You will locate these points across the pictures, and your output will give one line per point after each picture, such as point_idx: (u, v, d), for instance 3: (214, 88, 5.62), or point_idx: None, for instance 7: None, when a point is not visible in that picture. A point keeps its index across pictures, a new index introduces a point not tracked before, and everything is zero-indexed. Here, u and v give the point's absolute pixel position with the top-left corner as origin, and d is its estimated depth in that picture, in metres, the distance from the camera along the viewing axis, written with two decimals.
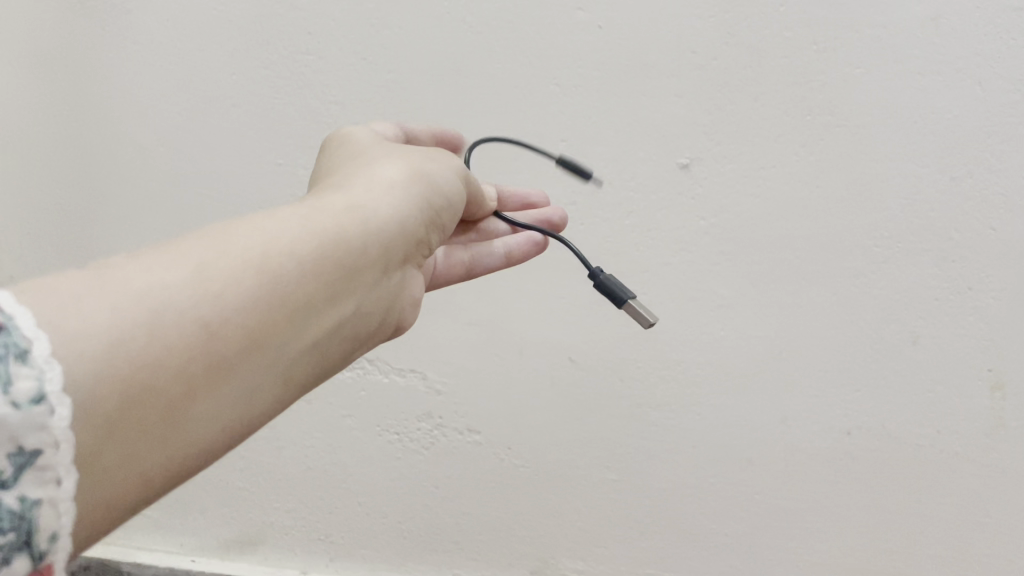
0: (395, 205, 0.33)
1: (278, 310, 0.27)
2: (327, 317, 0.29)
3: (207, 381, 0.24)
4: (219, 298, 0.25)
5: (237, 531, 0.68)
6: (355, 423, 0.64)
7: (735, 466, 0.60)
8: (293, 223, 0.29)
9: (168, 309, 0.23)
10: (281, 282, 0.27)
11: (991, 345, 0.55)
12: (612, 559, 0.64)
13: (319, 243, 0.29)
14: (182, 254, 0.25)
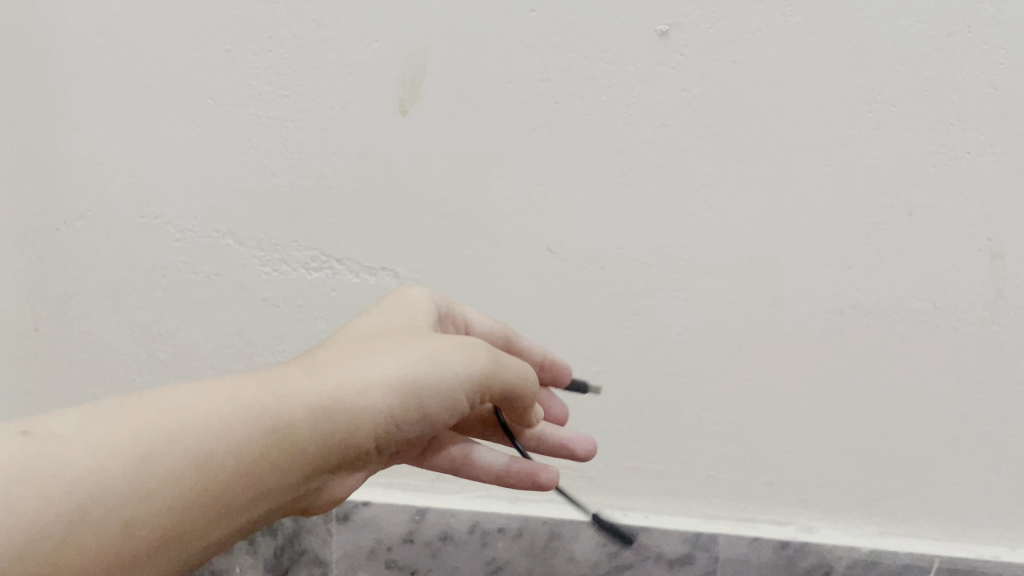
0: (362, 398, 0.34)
1: (198, 504, 0.29)
2: (236, 516, 0.32)
3: (104, 566, 0.27)
4: (147, 490, 0.28)
5: None
6: (326, 324, 0.60)
7: (723, 352, 0.57)
8: (252, 412, 0.31)
9: (95, 491, 0.27)
10: (210, 476, 0.30)
11: (990, 211, 0.52)
12: (600, 455, 0.61)
13: (261, 447, 0.31)
14: (143, 430, 0.29)
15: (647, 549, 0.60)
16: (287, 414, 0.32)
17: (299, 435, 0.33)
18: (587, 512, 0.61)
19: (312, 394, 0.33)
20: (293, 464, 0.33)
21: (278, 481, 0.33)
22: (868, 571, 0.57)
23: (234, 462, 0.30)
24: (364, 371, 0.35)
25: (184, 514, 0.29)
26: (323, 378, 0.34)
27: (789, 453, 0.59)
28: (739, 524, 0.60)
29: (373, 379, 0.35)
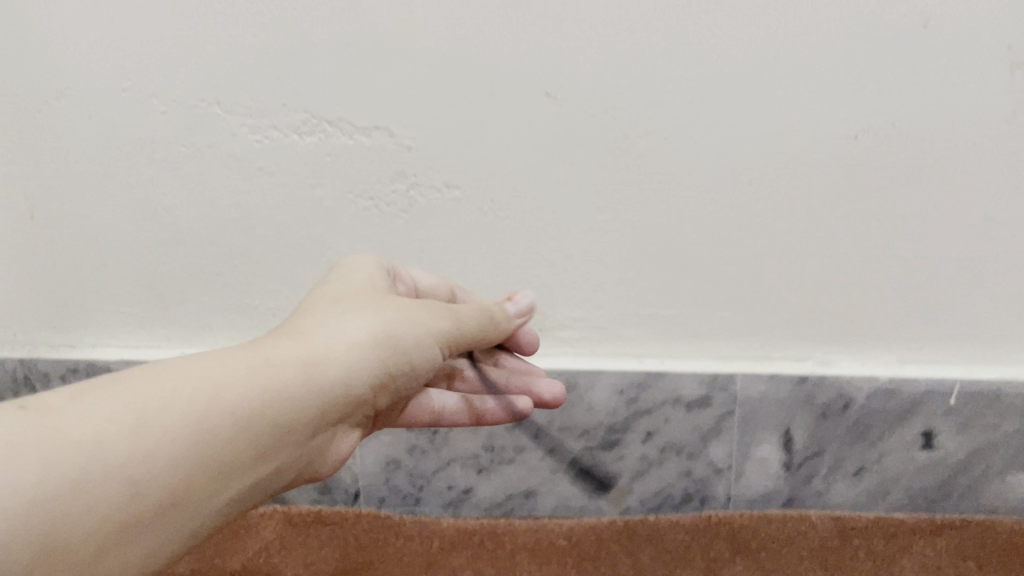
0: (347, 368, 0.36)
1: (208, 469, 0.29)
2: (237, 482, 0.31)
3: (112, 538, 0.25)
4: (150, 456, 0.27)
5: (219, 321, 0.63)
6: (325, 192, 0.58)
7: (733, 189, 0.55)
8: (246, 375, 0.31)
9: (112, 468, 0.25)
10: (211, 439, 0.29)
11: (1010, 15, 0.49)
12: (612, 304, 0.60)
13: (258, 409, 0.31)
14: (149, 402, 0.28)
15: (664, 394, 0.60)
16: (275, 372, 0.32)
17: (291, 403, 0.33)
18: (601, 361, 0.61)
19: (296, 352, 0.34)
20: (286, 421, 0.33)
21: (276, 441, 0.32)
22: (888, 400, 0.57)
23: (236, 422, 0.30)
24: (342, 339, 0.36)
25: (189, 480, 0.28)
26: (305, 340, 0.35)
27: (805, 290, 0.57)
28: (755, 363, 0.59)
29: (349, 339, 0.37)
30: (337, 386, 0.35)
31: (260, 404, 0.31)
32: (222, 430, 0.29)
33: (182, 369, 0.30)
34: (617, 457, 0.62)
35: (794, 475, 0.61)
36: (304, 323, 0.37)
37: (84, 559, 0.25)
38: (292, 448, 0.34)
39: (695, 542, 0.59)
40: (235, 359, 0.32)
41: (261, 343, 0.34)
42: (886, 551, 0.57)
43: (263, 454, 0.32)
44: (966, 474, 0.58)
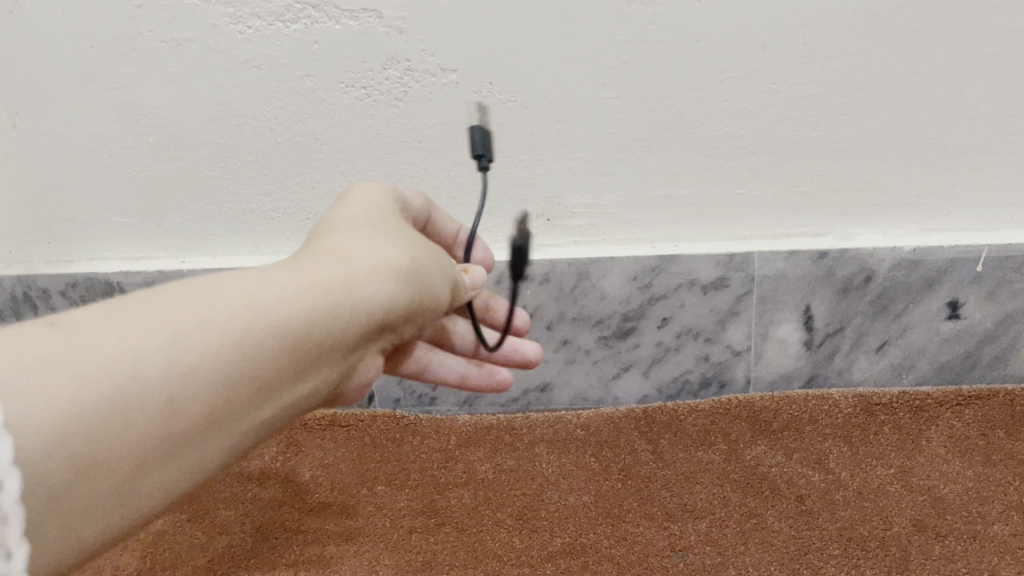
0: (384, 290, 0.32)
1: (246, 390, 0.27)
2: (274, 400, 0.28)
3: (145, 458, 0.24)
4: (185, 375, 0.25)
5: (218, 228, 0.60)
6: (315, 84, 0.54)
7: (747, 56, 0.51)
8: (289, 296, 0.28)
9: (142, 396, 0.24)
10: (250, 358, 0.27)
11: None
12: (622, 188, 0.57)
13: (299, 329, 0.28)
14: (191, 319, 0.26)
15: (678, 278, 0.58)
16: (312, 293, 0.29)
17: (334, 319, 0.30)
18: (612, 248, 0.59)
19: (341, 272, 0.30)
20: (328, 342, 0.30)
21: (319, 359, 0.30)
22: (912, 271, 0.55)
23: (280, 347, 0.28)
24: (375, 256, 0.32)
25: (225, 399, 0.26)
26: (344, 257, 0.31)
27: (826, 161, 0.54)
28: (772, 241, 0.57)
29: (392, 262, 0.32)
30: (382, 305, 0.32)
31: (301, 323, 0.28)
32: (261, 348, 0.27)
33: (221, 286, 0.28)
34: (632, 346, 0.61)
35: (816, 352, 0.60)
36: (335, 238, 0.33)
37: (115, 481, 0.24)
38: (336, 364, 0.31)
39: (715, 426, 0.58)
40: (270, 275, 0.29)
41: (298, 261, 0.31)
42: (912, 424, 0.56)
43: (304, 370, 0.29)
44: (992, 343, 0.58)
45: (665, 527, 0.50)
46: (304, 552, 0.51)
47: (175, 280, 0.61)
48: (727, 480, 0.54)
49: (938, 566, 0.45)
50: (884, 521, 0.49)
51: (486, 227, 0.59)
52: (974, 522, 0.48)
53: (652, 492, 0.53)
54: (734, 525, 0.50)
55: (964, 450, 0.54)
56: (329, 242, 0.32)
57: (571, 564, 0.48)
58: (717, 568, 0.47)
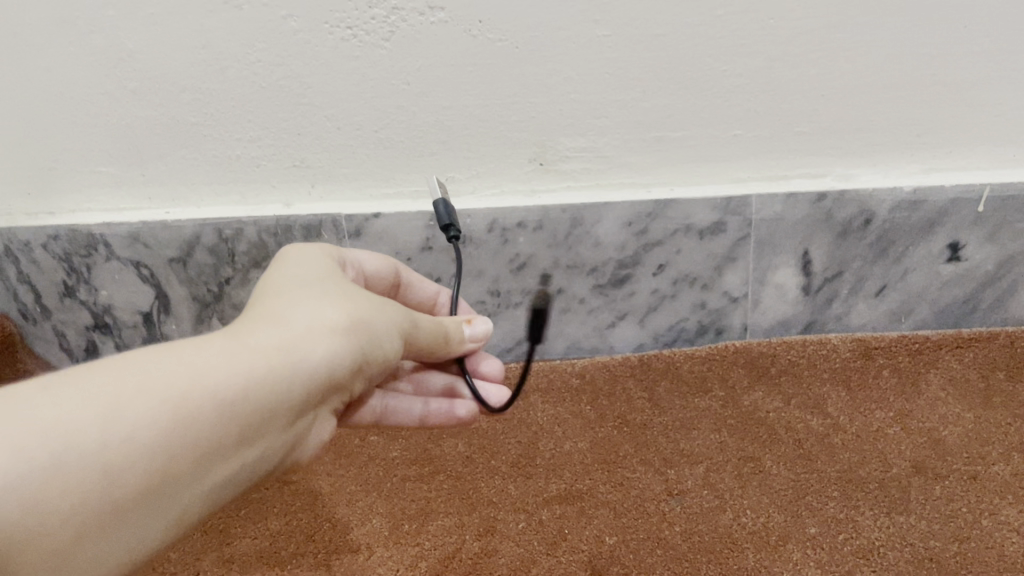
0: (324, 353, 0.32)
1: (184, 459, 0.27)
2: (220, 467, 0.29)
3: (82, 526, 0.25)
4: (123, 445, 0.26)
5: (203, 176, 0.58)
6: (298, 25, 0.51)
7: None
8: (226, 366, 0.29)
9: (69, 465, 0.24)
10: (191, 425, 0.27)
11: None
12: (619, 131, 0.54)
13: (241, 397, 0.29)
14: (123, 388, 0.26)
15: (675, 224, 0.56)
16: (251, 360, 0.30)
17: (273, 386, 0.30)
18: (608, 193, 0.57)
19: (278, 337, 0.31)
20: (268, 408, 0.30)
21: (259, 426, 0.30)
22: (912, 212, 0.54)
23: (217, 416, 0.28)
24: (317, 321, 0.33)
25: (167, 467, 0.27)
26: (287, 321, 0.32)
27: (828, 100, 0.52)
28: (771, 183, 0.56)
29: (333, 322, 0.33)
30: (326, 367, 0.32)
31: (236, 390, 0.29)
32: (202, 413, 0.28)
33: (161, 356, 0.28)
34: (627, 294, 0.60)
35: (814, 298, 0.59)
36: (279, 301, 0.34)
37: (54, 548, 0.25)
38: (279, 431, 0.32)
39: (712, 372, 0.57)
40: (209, 343, 0.30)
41: (240, 327, 0.32)
42: (911, 367, 0.56)
43: (248, 438, 0.30)
44: (992, 287, 0.57)
45: (662, 472, 0.50)
46: (297, 503, 0.50)
47: (160, 231, 0.59)
48: (724, 425, 0.53)
49: (939, 506, 0.45)
50: (883, 463, 0.48)
51: (477, 172, 0.57)
52: (974, 463, 0.48)
53: (649, 438, 0.53)
54: (732, 469, 0.49)
55: (964, 392, 0.53)
56: (275, 307, 0.33)
57: (568, 509, 0.48)
58: (715, 512, 0.46)
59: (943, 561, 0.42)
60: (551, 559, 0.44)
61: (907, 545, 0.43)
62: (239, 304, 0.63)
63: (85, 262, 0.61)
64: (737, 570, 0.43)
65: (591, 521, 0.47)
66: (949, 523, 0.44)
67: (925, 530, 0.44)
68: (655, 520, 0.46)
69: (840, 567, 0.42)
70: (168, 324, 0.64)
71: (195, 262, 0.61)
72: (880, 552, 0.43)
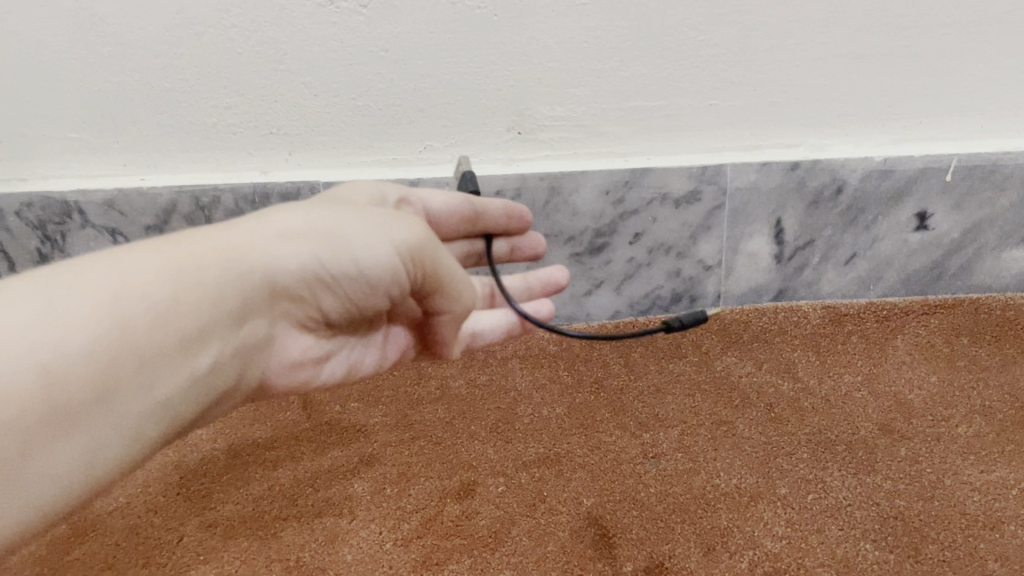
0: (274, 258, 0.32)
1: (128, 361, 0.28)
2: (168, 375, 0.30)
3: (38, 429, 0.27)
4: (58, 348, 0.27)
5: (179, 144, 0.58)
6: None
7: None
8: (157, 272, 0.30)
9: (8, 370, 0.26)
10: (141, 328, 0.29)
11: None
12: (595, 100, 0.55)
13: (178, 300, 0.30)
14: (69, 297, 0.28)
15: (651, 192, 0.57)
16: (202, 269, 0.30)
17: (215, 293, 0.30)
18: (585, 163, 0.57)
19: (222, 243, 0.31)
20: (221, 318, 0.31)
21: (204, 332, 0.31)
22: (882, 181, 0.56)
23: (150, 318, 0.29)
24: (266, 229, 0.33)
25: (118, 371, 0.28)
26: (235, 229, 0.32)
27: (803, 69, 0.53)
28: (745, 153, 0.57)
29: (273, 234, 0.32)
30: (266, 274, 0.32)
31: (170, 295, 0.29)
32: (135, 315, 0.29)
33: (95, 267, 0.29)
34: (604, 262, 0.61)
35: (785, 266, 0.60)
36: (235, 220, 0.34)
37: (7, 462, 0.26)
38: (238, 344, 0.33)
39: (686, 339, 0.59)
40: (151, 250, 0.31)
41: (199, 237, 0.32)
42: (879, 332, 0.57)
43: (203, 347, 0.31)
44: (958, 255, 0.59)
45: (638, 435, 0.51)
46: (279, 468, 0.50)
47: (136, 199, 0.59)
48: (699, 390, 0.54)
49: (904, 466, 0.47)
50: (851, 426, 0.50)
51: (455, 141, 0.57)
52: (938, 425, 0.49)
53: (625, 403, 0.54)
54: (704, 432, 0.51)
55: (929, 357, 0.55)
56: (230, 222, 0.34)
57: (546, 473, 0.49)
58: (688, 473, 0.48)
59: (907, 519, 0.44)
60: (530, 520, 0.45)
61: (872, 505, 0.45)
62: None
63: (60, 230, 0.61)
64: (709, 529, 0.44)
65: (569, 483, 0.48)
66: (914, 483, 0.46)
67: (891, 490, 0.45)
68: (631, 481, 0.48)
69: (809, 524, 0.44)
70: None
71: (171, 230, 0.60)
72: (848, 510, 0.44)
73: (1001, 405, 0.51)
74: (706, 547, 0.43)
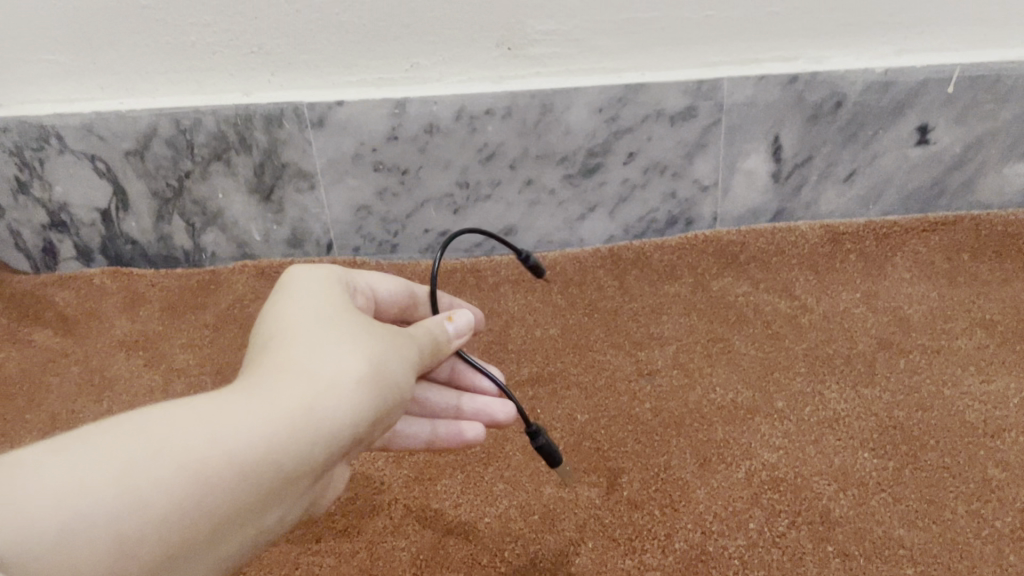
0: (355, 405, 0.27)
1: (202, 532, 0.24)
2: (237, 537, 0.25)
3: None
4: (142, 518, 0.22)
5: (157, 66, 0.56)
6: None
7: None
8: (244, 427, 0.25)
9: (79, 542, 0.21)
10: (207, 496, 0.24)
11: None
12: (587, 13, 0.53)
13: (263, 459, 0.25)
14: (157, 460, 0.23)
15: (645, 109, 0.55)
16: (274, 423, 0.25)
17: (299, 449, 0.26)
18: (577, 79, 0.55)
19: (304, 390, 0.27)
20: (286, 474, 0.26)
21: (282, 490, 0.26)
22: (883, 94, 0.54)
23: (235, 485, 0.24)
24: (348, 366, 0.28)
25: (178, 545, 0.23)
26: (314, 366, 0.27)
27: None
28: (743, 66, 0.55)
29: (353, 373, 0.28)
30: (349, 426, 0.27)
31: (259, 460, 0.25)
32: (223, 481, 0.24)
33: (175, 416, 0.25)
34: (598, 184, 0.59)
35: (783, 186, 0.59)
36: (297, 344, 0.28)
37: None
38: (295, 500, 0.27)
39: (682, 261, 0.57)
40: (228, 397, 0.26)
41: (254, 381, 0.27)
42: (878, 251, 0.56)
43: (266, 503, 0.26)
44: (960, 170, 0.57)
45: (632, 354, 0.50)
46: None
47: (114, 122, 0.57)
48: (694, 309, 0.53)
49: (903, 378, 0.46)
50: (849, 341, 0.49)
51: (442, 58, 0.55)
52: (938, 338, 0.49)
53: (619, 324, 0.53)
54: (701, 349, 0.50)
55: (929, 273, 0.54)
56: (288, 346, 0.28)
57: (540, 391, 0.48)
58: (685, 389, 0.47)
59: (906, 428, 0.43)
60: (524, 437, 0.45)
61: (871, 415, 0.44)
62: (199, 200, 0.61)
63: (37, 157, 0.59)
64: (705, 441, 0.43)
65: (563, 401, 0.47)
66: (913, 393, 0.45)
67: (891, 401, 0.45)
68: (626, 398, 0.47)
69: (807, 435, 0.43)
70: (127, 221, 0.62)
71: (153, 155, 0.59)
72: (847, 421, 0.44)
73: (1002, 317, 0.50)
74: (702, 459, 0.42)
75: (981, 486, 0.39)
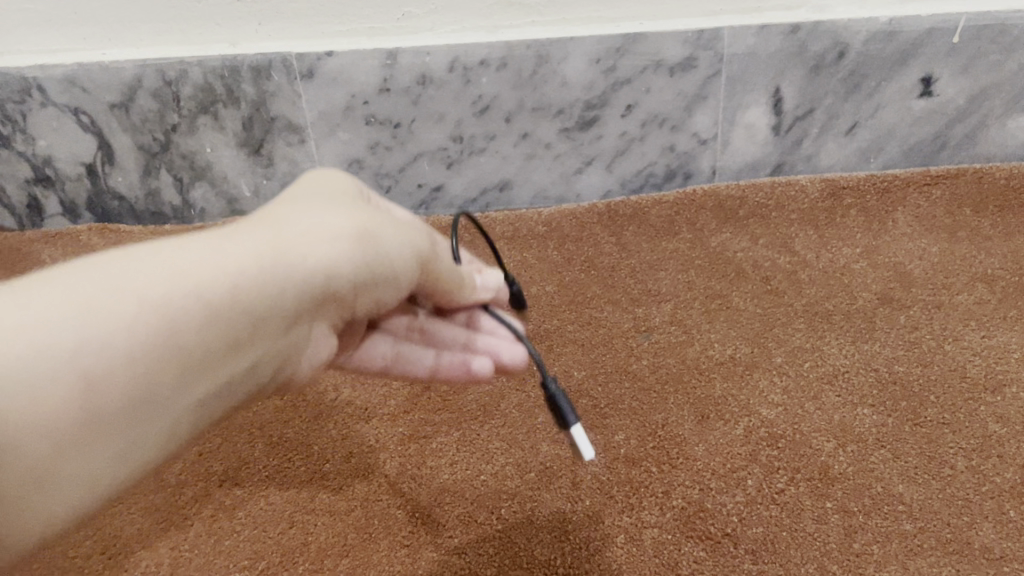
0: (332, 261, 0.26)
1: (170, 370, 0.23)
2: (211, 377, 0.25)
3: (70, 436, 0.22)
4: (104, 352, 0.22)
5: (140, 15, 0.54)
6: None
7: None
8: (208, 268, 0.24)
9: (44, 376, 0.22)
10: (172, 333, 0.23)
11: None
12: None
13: (229, 301, 0.24)
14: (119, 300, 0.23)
15: (644, 59, 0.54)
16: (245, 266, 0.24)
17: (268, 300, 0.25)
18: (574, 29, 0.53)
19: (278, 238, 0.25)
20: (255, 317, 0.25)
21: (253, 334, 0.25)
22: (887, 44, 0.53)
23: (200, 325, 0.24)
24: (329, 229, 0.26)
25: (149, 379, 0.23)
26: (293, 221, 0.26)
27: None
28: (744, 16, 0.53)
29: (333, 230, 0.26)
30: (323, 277, 0.26)
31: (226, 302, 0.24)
32: (187, 319, 0.23)
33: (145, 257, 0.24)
34: (595, 137, 0.58)
35: (783, 139, 0.58)
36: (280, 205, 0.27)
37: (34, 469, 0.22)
38: (276, 348, 0.27)
39: (680, 216, 0.57)
40: (200, 241, 0.25)
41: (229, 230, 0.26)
42: (879, 205, 0.56)
43: (237, 346, 0.25)
44: (963, 121, 0.56)
45: (630, 311, 0.49)
46: None
47: (98, 74, 0.56)
48: (692, 266, 0.52)
49: (904, 334, 0.45)
50: (849, 296, 0.49)
51: (435, 7, 0.53)
52: (939, 293, 0.48)
53: (615, 280, 0.52)
54: (699, 305, 0.49)
55: (930, 228, 0.53)
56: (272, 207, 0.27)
57: (536, 348, 0.47)
58: (683, 345, 0.46)
59: (906, 384, 0.42)
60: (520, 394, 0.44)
61: (871, 370, 0.43)
62: (188, 154, 0.59)
63: (20, 110, 0.57)
64: (703, 398, 0.43)
65: (559, 358, 0.46)
66: (913, 349, 0.44)
67: (891, 356, 0.44)
68: (623, 355, 0.46)
69: (807, 391, 0.43)
70: (114, 175, 0.61)
71: (138, 108, 0.57)
72: (846, 377, 0.43)
73: (1004, 273, 0.49)
74: (700, 415, 0.42)
75: (981, 442, 0.39)
